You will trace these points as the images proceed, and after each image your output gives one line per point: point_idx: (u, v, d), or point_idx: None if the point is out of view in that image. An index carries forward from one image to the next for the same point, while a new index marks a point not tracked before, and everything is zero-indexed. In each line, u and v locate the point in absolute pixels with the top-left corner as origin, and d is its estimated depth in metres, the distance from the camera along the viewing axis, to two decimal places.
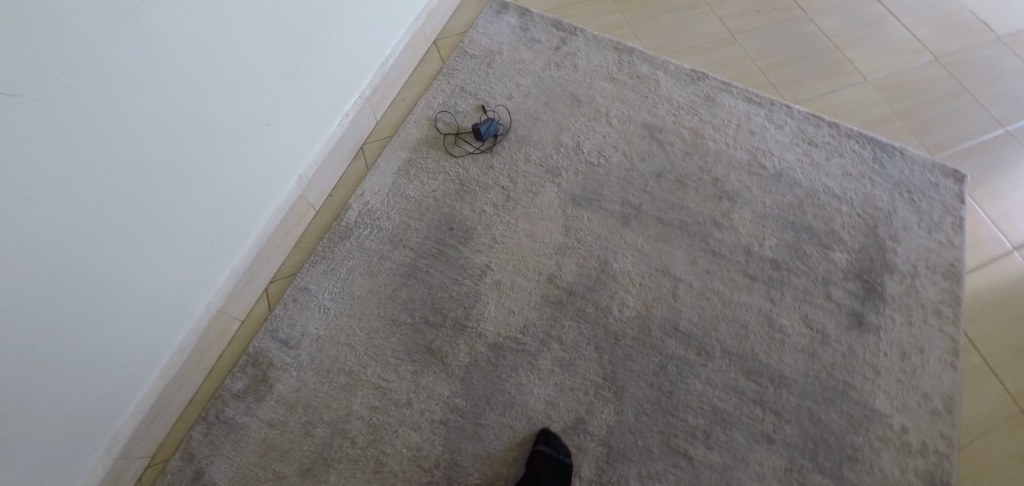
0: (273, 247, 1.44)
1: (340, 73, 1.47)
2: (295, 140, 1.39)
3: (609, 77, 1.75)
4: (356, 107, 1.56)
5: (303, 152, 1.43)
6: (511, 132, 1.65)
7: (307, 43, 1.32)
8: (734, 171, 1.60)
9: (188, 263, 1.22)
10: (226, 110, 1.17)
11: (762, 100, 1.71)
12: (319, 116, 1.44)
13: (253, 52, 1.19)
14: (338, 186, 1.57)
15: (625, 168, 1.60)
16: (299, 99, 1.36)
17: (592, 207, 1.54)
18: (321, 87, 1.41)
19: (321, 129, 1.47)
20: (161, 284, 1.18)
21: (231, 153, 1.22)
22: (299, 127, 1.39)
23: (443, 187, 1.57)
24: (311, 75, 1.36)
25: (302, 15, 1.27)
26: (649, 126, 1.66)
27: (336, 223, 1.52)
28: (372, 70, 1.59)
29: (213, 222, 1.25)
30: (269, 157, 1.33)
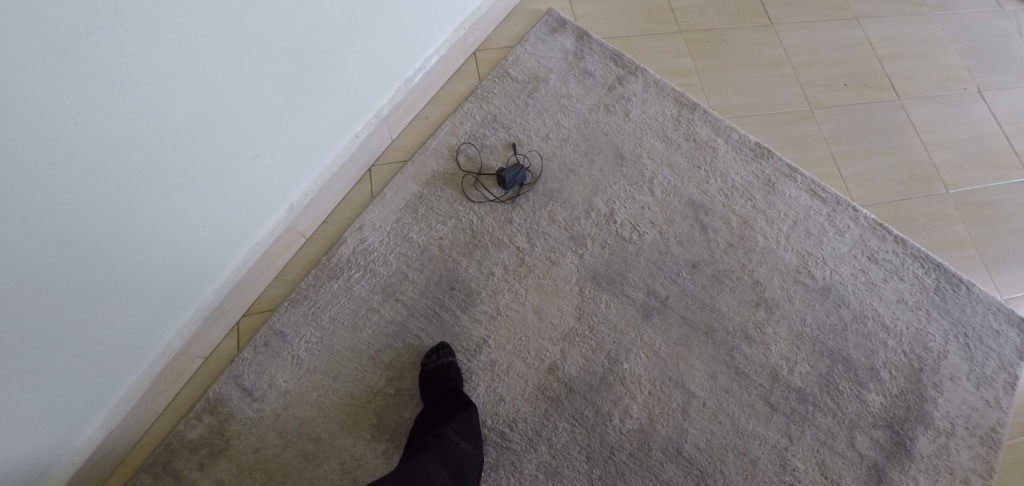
0: (252, 278, 1.30)
1: (351, 91, 1.29)
2: (293, 164, 1.25)
3: (662, 134, 1.53)
4: (368, 127, 1.38)
5: (297, 176, 1.28)
6: (540, 182, 1.46)
7: (322, 60, 1.17)
8: (778, 276, 1.42)
9: (152, 292, 1.10)
10: (208, 135, 1.02)
11: (827, 196, 1.52)
12: (321, 138, 1.28)
13: (246, 70, 1.02)
14: (335, 213, 1.41)
15: (658, 250, 1.42)
16: (298, 120, 1.19)
17: (613, 291, 1.37)
18: (327, 106, 1.24)
19: (323, 151, 1.30)
20: (118, 317, 1.06)
21: (211, 180, 1.07)
22: (296, 150, 1.23)
23: (452, 235, 1.39)
24: (316, 93, 1.20)
25: (311, 28, 1.10)
26: (695, 204, 1.47)
27: (325, 255, 1.37)
28: (395, 86, 1.40)
29: (184, 252, 1.11)
30: (256, 183, 1.18)
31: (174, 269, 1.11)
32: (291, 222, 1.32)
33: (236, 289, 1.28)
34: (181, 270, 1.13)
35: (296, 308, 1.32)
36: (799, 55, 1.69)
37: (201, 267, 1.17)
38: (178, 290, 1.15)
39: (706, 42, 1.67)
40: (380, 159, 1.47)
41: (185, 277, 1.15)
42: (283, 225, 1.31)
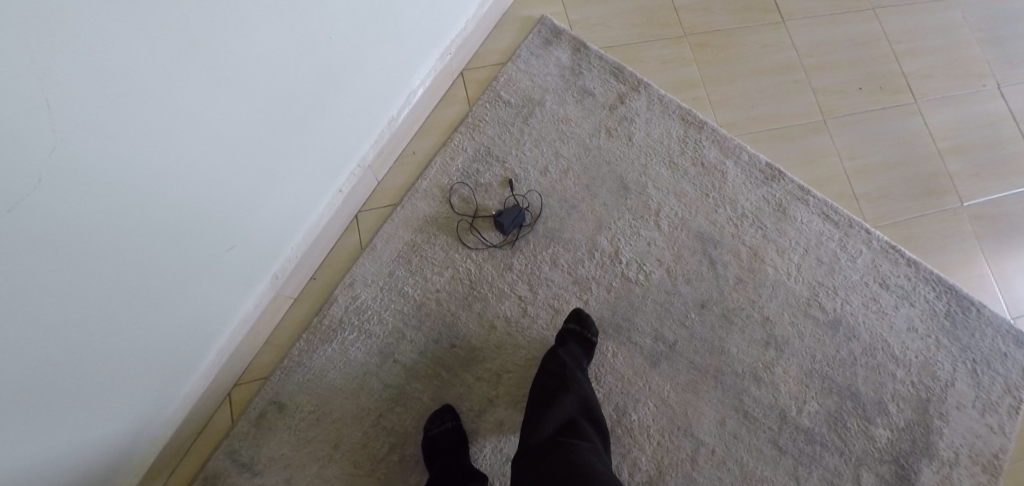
0: (243, 346, 1.25)
1: (334, 147, 1.20)
2: (284, 220, 1.18)
3: (667, 160, 1.44)
4: (352, 176, 1.30)
5: (284, 240, 1.21)
6: (541, 222, 1.39)
7: (320, 106, 1.08)
8: (789, 310, 1.37)
9: (153, 381, 1.06)
10: (192, 235, 0.95)
11: (839, 219, 1.44)
12: (305, 200, 1.21)
13: (225, 161, 0.94)
14: (323, 267, 1.35)
15: (665, 289, 1.37)
16: (282, 190, 1.12)
17: (620, 339, 1.33)
18: (310, 168, 1.16)
19: (307, 210, 1.23)
20: (127, 401, 1.03)
21: (199, 274, 1.01)
22: (281, 218, 1.16)
23: (449, 286, 1.34)
24: (299, 160, 1.12)
25: (289, 101, 1.01)
26: (703, 236, 1.41)
27: (315, 315, 1.32)
28: (377, 130, 1.30)
29: (178, 342, 1.07)
30: (243, 260, 1.12)
31: (168, 359, 1.07)
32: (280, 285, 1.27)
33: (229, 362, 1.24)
34: (176, 358, 1.09)
35: (296, 376, 1.27)
36: (813, 56, 1.55)
37: (196, 350, 1.13)
38: (174, 375, 1.11)
39: (714, 46, 1.52)
40: (367, 204, 1.39)
41: (180, 363, 1.11)
42: (268, 292, 1.25)
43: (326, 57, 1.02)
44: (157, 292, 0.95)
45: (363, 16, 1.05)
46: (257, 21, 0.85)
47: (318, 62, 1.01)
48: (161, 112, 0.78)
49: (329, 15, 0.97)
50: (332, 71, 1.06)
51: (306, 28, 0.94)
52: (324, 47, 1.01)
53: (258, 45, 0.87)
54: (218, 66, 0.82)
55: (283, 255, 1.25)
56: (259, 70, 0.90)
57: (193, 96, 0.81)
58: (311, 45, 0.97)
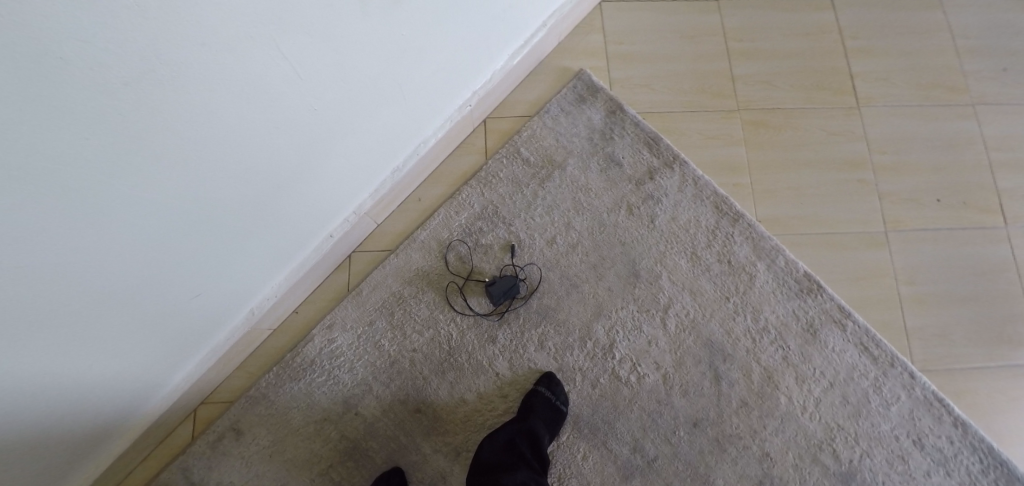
0: (213, 371, 1.23)
1: (325, 202, 1.14)
2: (269, 262, 1.14)
3: (690, 251, 1.29)
4: (345, 223, 1.24)
5: (263, 284, 1.18)
6: (537, 296, 1.28)
7: (320, 159, 1.04)
8: (794, 449, 1.20)
9: (139, 382, 1.09)
10: (143, 286, 0.92)
11: (879, 354, 1.23)
12: (289, 249, 1.16)
13: (187, 225, 0.90)
14: (306, 302, 1.30)
15: (656, 397, 1.23)
16: (259, 244, 1.08)
17: (595, 442, 1.22)
18: (295, 221, 1.11)
19: (292, 257, 1.19)
20: (119, 393, 1.06)
21: (155, 317, 0.99)
22: (259, 266, 1.12)
23: (426, 348, 1.26)
24: (281, 215, 1.07)
25: (267, 167, 0.96)
26: (712, 345, 1.25)
27: (290, 350, 1.27)
28: (379, 177, 1.23)
29: (134, 373, 1.06)
30: (213, 304, 1.10)
31: (124, 389, 1.07)
32: (256, 320, 1.23)
33: (192, 387, 1.21)
34: (132, 387, 1.08)
35: (258, 408, 1.24)
36: (886, 154, 1.32)
37: (156, 378, 1.12)
38: (130, 402, 1.10)
39: (772, 125, 1.34)
40: (361, 244, 1.32)
41: (137, 391, 1.10)
42: (243, 326, 1.21)
43: (312, 124, 0.97)
44: (103, 334, 0.93)
45: (358, 81, 0.99)
46: (224, 100, 0.80)
47: (302, 129, 0.96)
48: (99, 186, 0.74)
49: (315, 86, 0.91)
50: (319, 136, 1.00)
51: (285, 100, 0.89)
52: (308, 117, 0.95)
53: (225, 121, 0.82)
54: (172, 141, 0.78)
55: (262, 294, 1.20)
56: (228, 142, 0.86)
57: (141, 171, 0.77)
58: (292, 115, 0.92)
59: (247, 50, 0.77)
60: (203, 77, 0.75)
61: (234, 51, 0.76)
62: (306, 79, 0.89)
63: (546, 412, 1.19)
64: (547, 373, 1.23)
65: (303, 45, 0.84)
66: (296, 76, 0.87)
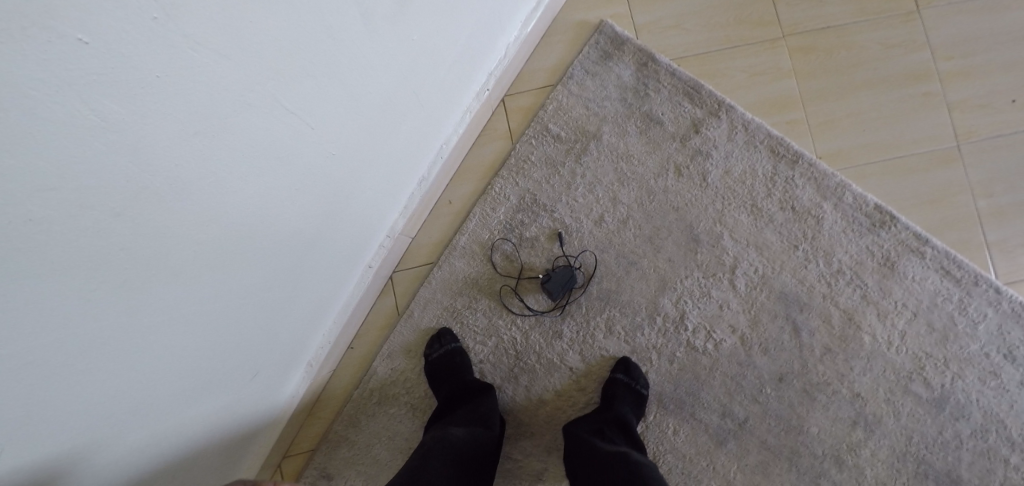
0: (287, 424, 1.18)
1: (357, 236, 1.04)
2: (316, 310, 1.05)
3: (749, 204, 1.20)
4: (380, 249, 1.14)
5: (315, 332, 1.10)
6: (596, 280, 1.19)
7: (346, 196, 0.93)
8: (883, 384, 1.17)
9: (222, 458, 1.04)
10: (199, 386, 0.85)
11: (961, 275, 1.17)
12: (332, 292, 1.07)
13: (225, 313, 0.82)
14: (359, 335, 1.23)
15: (737, 361, 1.17)
16: (302, 299, 0.99)
17: (682, 415, 1.17)
18: (333, 264, 1.02)
19: (338, 297, 1.10)
20: (206, 473, 1.01)
21: (221, 407, 0.93)
22: (307, 319, 1.04)
23: (492, 357, 1.19)
24: (318, 266, 0.98)
25: (294, 226, 0.85)
26: (788, 297, 1.18)
27: (356, 387, 1.22)
28: (407, 192, 1.12)
29: (217, 453, 1.01)
30: (271, 371, 1.03)
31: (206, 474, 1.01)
32: (315, 368, 1.17)
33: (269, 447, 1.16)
34: (217, 465, 1.03)
35: (342, 449, 1.21)
36: (953, 59, 1.23)
37: (234, 455, 1.06)
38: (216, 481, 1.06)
39: (821, 48, 1.25)
40: (399, 262, 1.23)
41: (223, 466, 1.05)
42: (305, 374, 1.15)
43: (330, 168, 0.85)
44: (172, 441, 0.88)
45: (370, 108, 0.85)
46: (230, 181, 0.68)
47: (323, 178, 0.85)
48: (122, 321, 0.65)
49: (324, 129, 0.78)
50: (340, 177, 0.89)
51: (296, 156, 0.76)
52: (325, 163, 0.83)
53: (237, 202, 0.71)
54: (187, 246, 0.67)
55: (317, 342, 1.13)
56: (247, 220, 0.75)
57: (162, 287, 0.68)
58: (307, 168, 0.80)
59: (242, 120, 0.64)
60: (201, 170, 0.63)
61: (229, 127, 0.63)
62: (314, 126, 0.76)
63: (635, 394, 1.13)
64: (628, 359, 1.16)
65: (302, 92, 0.70)
66: (302, 126, 0.74)
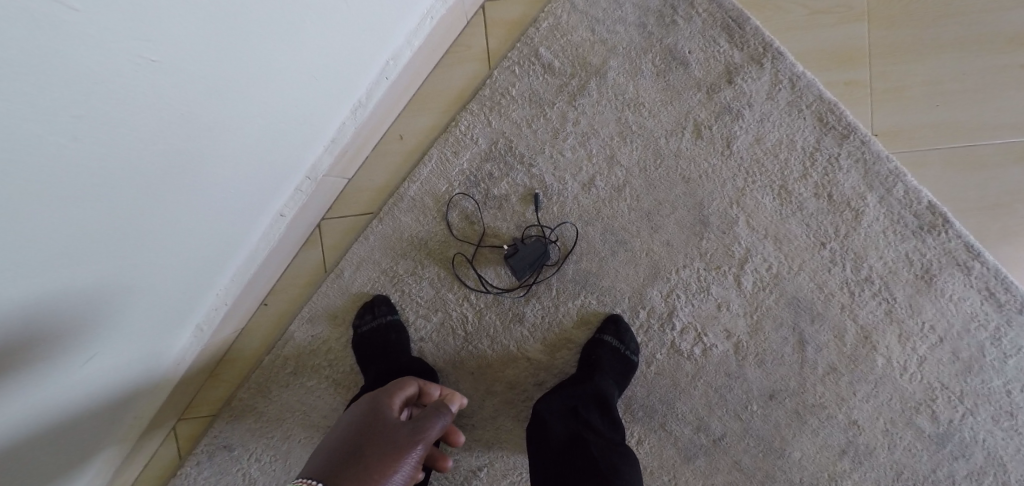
0: (185, 384, 0.98)
1: (263, 171, 0.77)
2: (220, 247, 0.80)
3: (777, 186, 0.95)
4: (295, 196, 0.88)
5: (202, 298, 0.85)
6: (573, 258, 0.95)
7: (247, 100, 0.64)
8: (884, 414, 1.02)
9: (99, 420, 0.82)
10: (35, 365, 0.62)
11: (1007, 299, 0.98)
12: (223, 251, 0.81)
13: (58, 279, 0.57)
14: (275, 291, 0.99)
15: (725, 371, 0.99)
16: (198, 236, 0.73)
17: (651, 424, 1.00)
18: (219, 221, 0.75)
19: (232, 255, 0.84)
20: (76, 438, 0.80)
21: (79, 387, 0.71)
22: (185, 287, 0.79)
23: (436, 336, 0.97)
24: (192, 228, 0.71)
25: (134, 187, 0.57)
26: (799, 304, 0.98)
27: (268, 352, 1.01)
28: (342, 112, 0.84)
29: (90, 416, 0.79)
30: (137, 352, 0.79)
31: (75, 440, 0.80)
32: (208, 333, 0.93)
33: (156, 413, 0.96)
34: (92, 426, 0.82)
35: (248, 421, 1.01)
36: None
37: (114, 413, 0.85)
38: (90, 443, 0.85)
39: None
40: (330, 208, 0.97)
41: (100, 426, 0.84)
42: (207, 325, 0.91)
43: (180, 97, 0.55)
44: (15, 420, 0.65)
45: (238, 1, 0.54)
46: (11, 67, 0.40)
47: (200, 77, 0.56)
48: None
49: (150, 37, 0.48)
50: (202, 109, 0.59)
51: (100, 85, 0.47)
52: (167, 91, 0.53)
53: (31, 135, 0.44)
54: None
55: (221, 285, 0.88)
56: (49, 179, 0.48)
57: None
58: (132, 101, 0.51)
59: None
60: None
61: None
62: (121, 33, 0.46)
63: (614, 365, 0.94)
64: (615, 318, 0.95)
65: None
66: (96, 34, 0.44)
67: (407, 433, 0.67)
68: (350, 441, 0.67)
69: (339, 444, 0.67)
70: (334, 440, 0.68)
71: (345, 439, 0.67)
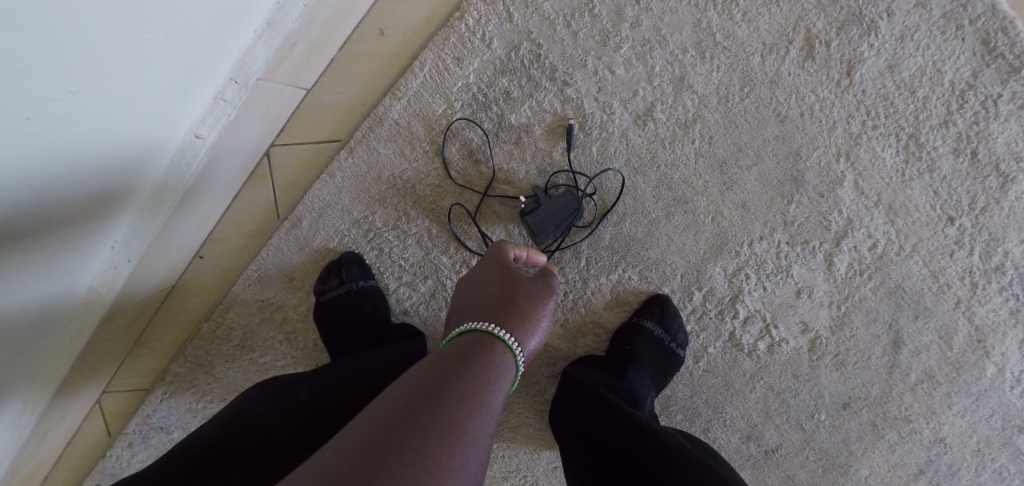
0: (98, 357, 0.73)
1: (172, 23, 0.49)
2: (118, 146, 0.52)
3: (905, 135, 0.68)
4: (214, 108, 0.60)
5: (116, 205, 0.58)
6: (614, 219, 0.70)
7: None
8: (979, 432, 0.80)
9: None
10: None
11: None
12: (113, 145, 0.51)
13: None
14: (210, 242, 0.74)
15: (793, 373, 0.77)
16: (74, 114, 0.45)
17: (692, 431, 0.79)
18: (58, 108, 0.44)
19: (141, 145, 0.55)
20: None
21: None
22: (58, 203, 0.50)
23: (424, 309, 0.73)
24: (55, 103, 0.43)
25: None
26: (903, 295, 0.74)
27: (207, 318, 0.78)
28: None
29: None
30: (23, 295, 0.55)
31: None
32: (112, 301, 0.67)
33: (57, 400, 0.71)
34: None
35: (185, 400, 0.79)
36: None
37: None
38: None
39: None
40: (280, 131, 0.70)
41: None
42: (118, 279, 0.65)
43: None
44: None
45: None
46: None
47: None
48: None
49: None
50: None
51: None
52: None
53: None
54: None
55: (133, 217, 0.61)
56: None
57: None
58: None
59: None
60: None
61: None
62: None
63: (653, 359, 0.71)
64: (661, 301, 0.71)
65: None
66: None
67: (540, 282, 0.60)
68: (489, 288, 0.59)
69: (480, 294, 0.59)
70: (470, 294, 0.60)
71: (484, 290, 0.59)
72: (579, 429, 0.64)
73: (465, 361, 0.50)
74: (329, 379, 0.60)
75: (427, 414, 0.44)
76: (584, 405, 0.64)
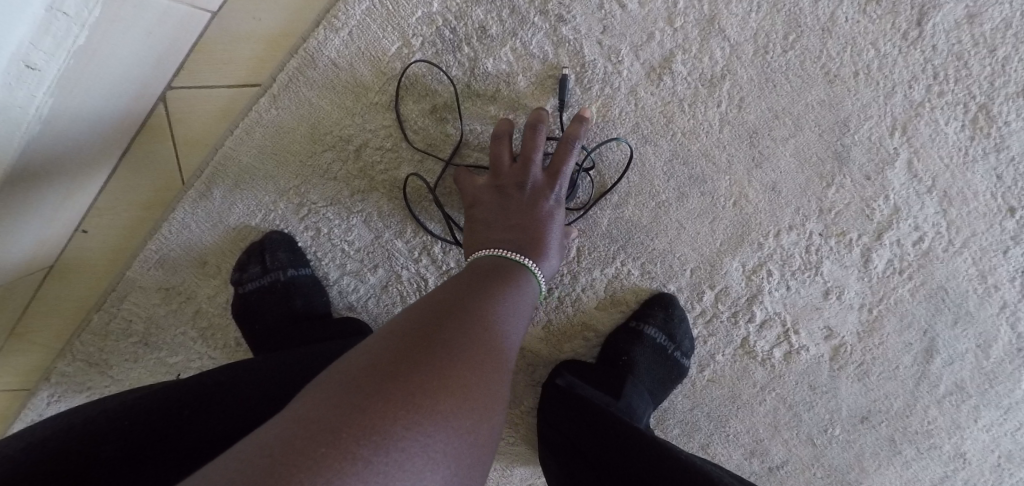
0: None
1: None
2: None
3: (975, 106, 0.55)
4: (49, 26, 0.42)
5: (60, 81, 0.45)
6: (613, 200, 0.57)
7: None
8: (1001, 447, 0.65)
9: None
10: None
11: None
12: None
13: None
14: (97, 213, 0.56)
15: (810, 384, 0.64)
16: None
17: (688, 447, 0.67)
18: None
19: None
20: None
21: None
22: None
23: (373, 303, 0.59)
24: None
25: None
26: (945, 297, 0.61)
27: (98, 310, 0.59)
28: None
29: None
30: None
31: None
32: None
33: None
34: None
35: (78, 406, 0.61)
36: None
37: None
38: None
39: None
40: (178, 69, 0.52)
41: None
42: None
43: None
44: None
45: None
46: None
47: None
48: None
49: None
50: None
51: None
52: None
53: None
54: None
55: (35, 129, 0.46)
56: None
57: None
58: None
59: None
60: None
61: None
62: None
63: (653, 370, 0.58)
64: (667, 302, 0.58)
65: None
66: None
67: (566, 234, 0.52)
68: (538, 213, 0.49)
69: (538, 217, 0.48)
70: (526, 207, 0.49)
71: (536, 211, 0.49)
72: (582, 454, 0.49)
73: (516, 271, 0.43)
74: (181, 412, 0.39)
75: (481, 316, 0.35)
76: (585, 423, 0.49)
